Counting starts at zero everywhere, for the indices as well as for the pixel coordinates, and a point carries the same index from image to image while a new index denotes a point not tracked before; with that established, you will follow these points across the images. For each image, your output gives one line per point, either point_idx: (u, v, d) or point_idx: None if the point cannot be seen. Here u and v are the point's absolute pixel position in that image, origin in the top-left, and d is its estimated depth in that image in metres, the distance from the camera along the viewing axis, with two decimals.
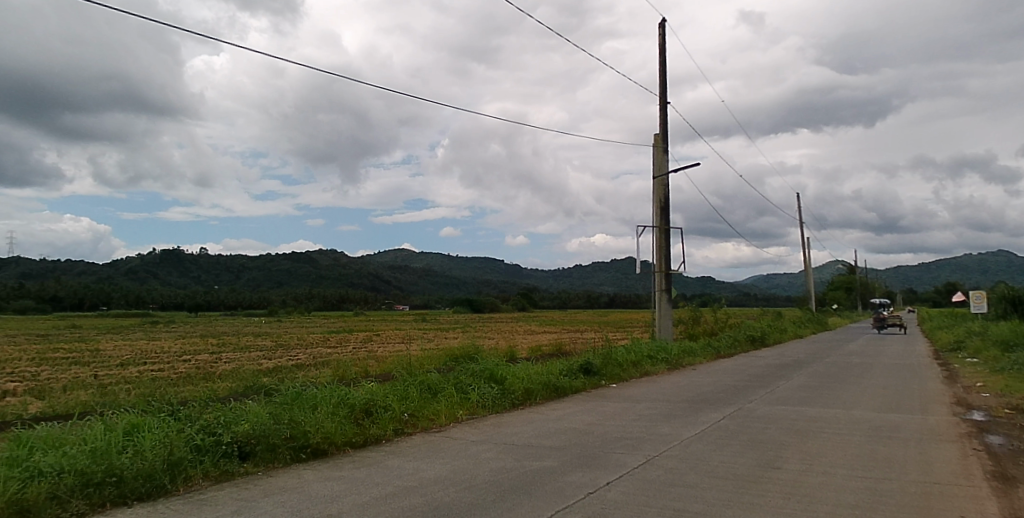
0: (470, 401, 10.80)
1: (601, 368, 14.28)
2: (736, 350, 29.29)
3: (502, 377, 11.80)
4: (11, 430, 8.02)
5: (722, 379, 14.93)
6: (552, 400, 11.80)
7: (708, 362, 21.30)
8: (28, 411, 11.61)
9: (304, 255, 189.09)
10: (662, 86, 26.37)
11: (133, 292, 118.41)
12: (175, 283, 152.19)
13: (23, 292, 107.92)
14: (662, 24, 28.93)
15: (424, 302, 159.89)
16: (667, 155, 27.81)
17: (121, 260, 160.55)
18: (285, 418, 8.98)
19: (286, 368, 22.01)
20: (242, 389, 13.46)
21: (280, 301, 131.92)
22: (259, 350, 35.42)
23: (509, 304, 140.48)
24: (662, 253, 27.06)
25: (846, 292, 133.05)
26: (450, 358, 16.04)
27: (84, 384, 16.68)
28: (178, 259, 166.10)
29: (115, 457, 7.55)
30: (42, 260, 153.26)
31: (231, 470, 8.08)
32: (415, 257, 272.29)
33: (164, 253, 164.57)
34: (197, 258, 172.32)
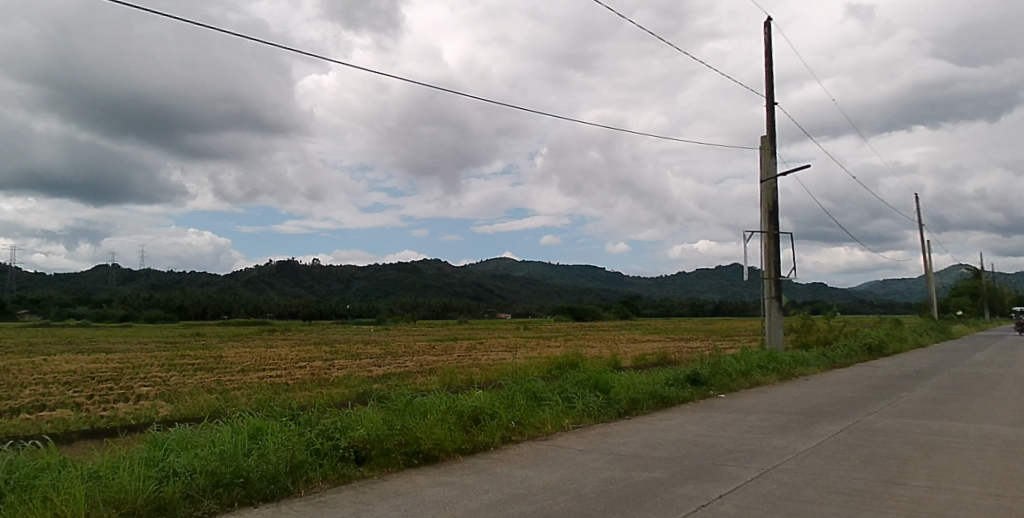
0: (577, 409, 10.63)
1: (709, 377, 13.81)
2: (851, 360, 28.07)
3: (607, 386, 11.57)
4: (150, 431, 8.73)
5: (836, 390, 14.19)
6: (658, 408, 11.48)
7: (822, 372, 20.38)
8: (160, 414, 12.40)
9: (410, 266, 196.25)
10: (770, 88, 25.67)
11: (253, 302, 125.24)
12: (290, 292, 160.24)
13: (154, 301, 117.57)
14: (769, 23, 28.12)
15: (525, 309, 161.19)
16: (776, 158, 26.95)
17: (241, 272, 172.37)
18: (397, 423, 9.21)
19: (396, 375, 22.68)
20: (354, 396, 13.94)
21: (389, 309, 136.33)
22: (369, 358, 36.72)
23: (612, 312, 139.45)
24: (771, 260, 26.25)
25: (971, 297, 123.57)
26: (554, 367, 15.97)
27: (207, 388, 17.68)
28: (293, 269, 176.23)
29: (241, 460, 8.25)
30: (170, 273, 167.53)
31: (349, 474, 8.47)
32: (517, 266, 277.37)
33: (281, 265, 175.28)
34: (311, 268, 181.85)
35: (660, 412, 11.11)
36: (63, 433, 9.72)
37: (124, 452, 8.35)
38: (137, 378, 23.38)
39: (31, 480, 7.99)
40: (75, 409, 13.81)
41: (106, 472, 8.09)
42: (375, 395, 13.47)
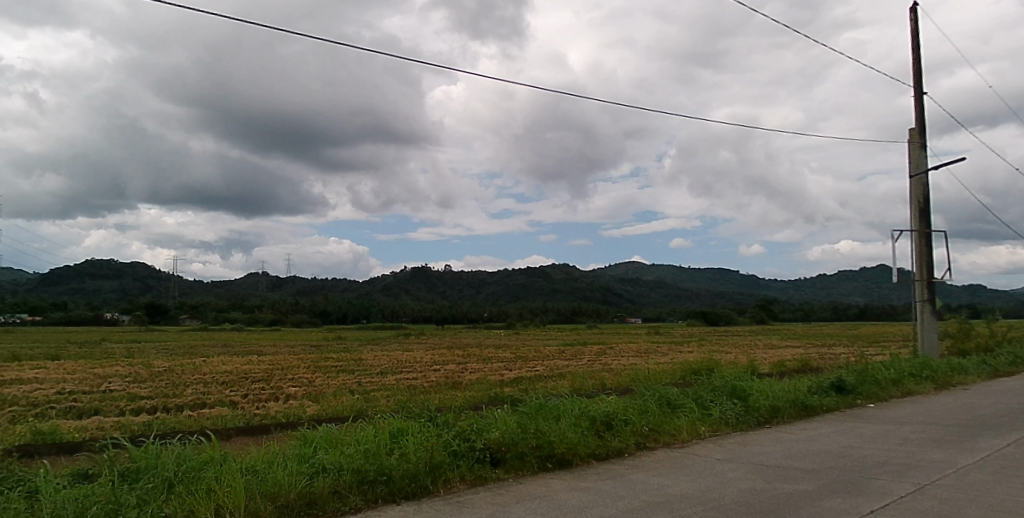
0: (713, 416, 10.34)
1: (855, 386, 13.11)
2: (1020, 368, 25.94)
3: (745, 393, 11.17)
4: (301, 429, 9.27)
5: (1003, 402, 13.06)
6: (799, 418, 10.99)
7: (982, 381, 18.93)
8: (305, 413, 13.02)
9: (540, 270, 199.65)
10: (919, 77, 24.24)
11: (390, 308, 131.04)
12: (423, 298, 169.90)
13: (301, 307, 126.61)
14: (918, 8, 26.54)
15: (657, 313, 157.93)
16: (927, 151, 25.35)
17: (379, 278, 183.94)
18: (531, 427, 9.30)
19: (526, 379, 22.89)
20: (488, 399, 14.19)
21: (519, 314, 138.20)
22: (500, 361, 37.58)
23: (747, 317, 135.25)
24: (922, 262, 24.87)
25: None
26: (688, 372, 15.65)
27: (348, 390, 18.54)
28: (426, 275, 185.19)
29: (383, 459, 8.64)
30: (314, 280, 180.92)
31: (485, 475, 8.64)
32: (647, 270, 276.77)
33: (415, 271, 185.22)
34: (444, 274, 190.00)
35: (802, 422, 10.63)
36: (222, 428, 10.37)
37: (278, 447, 8.85)
38: (287, 378, 25.02)
39: (196, 472, 8.53)
40: (233, 408, 14.77)
41: (262, 466, 8.60)
42: (509, 399, 13.63)
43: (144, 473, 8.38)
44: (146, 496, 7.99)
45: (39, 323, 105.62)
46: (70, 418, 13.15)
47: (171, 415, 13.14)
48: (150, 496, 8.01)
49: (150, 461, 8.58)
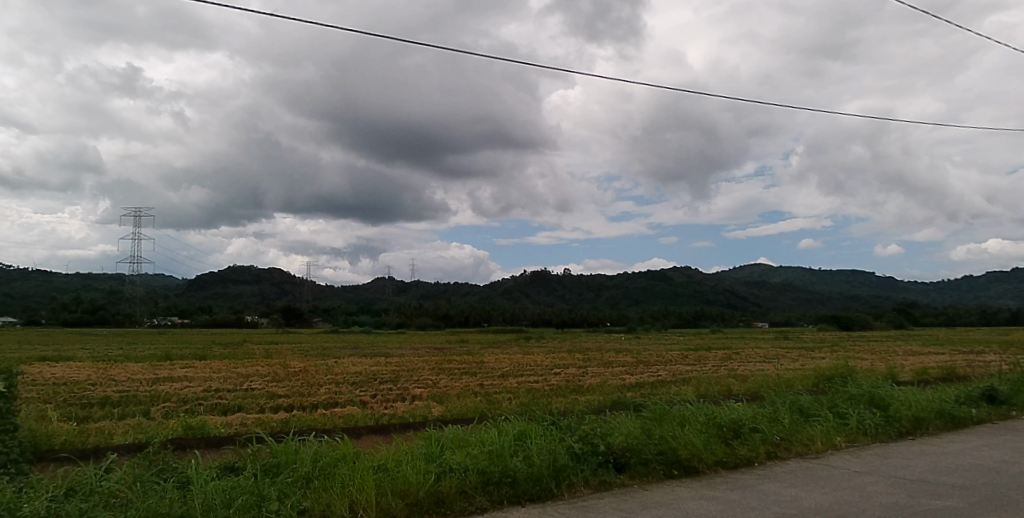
0: (849, 425, 9.96)
1: (1011, 397, 12.29)
2: None
3: (883, 402, 10.72)
4: (428, 430, 9.55)
5: None
6: (946, 429, 10.41)
7: None
8: (430, 413, 13.37)
9: (660, 273, 195.99)
10: None
11: (509, 311, 131.05)
12: (543, 301, 171.02)
13: (424, 310, 130.18)
14: None
15: (784, 317, 150.75)
16: None
17: (501, 282, 187.55)
18: (655, 433, 9.26)
19: (649, 384, 22.62)
20: (611, 403, 14.20)
21: (639, 317, 135.03)
22: (621, 365, 37.29)
23: (883, 320, 127.82)
24: None
25: None
26: (820, 380, 15.19)
27: (472, 391, 18.94)
28: (546, 279, 187.30)
29: (508, 461, 8.76)
30: (437, 285, 187.52)
31: (609, 481, 8.60)
32: (774, 272, 266.67)
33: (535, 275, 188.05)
34: (564, 278, 191.54)
35: (950, 434, 10.02)
36: (355, 427, 10.77)
37: (408, 445, 9.12)
38: (412, 379, 25.75)
39: (331, 468, 8.80)
40: (363, 407, 15.28)
41: (392, 464, 8.85)
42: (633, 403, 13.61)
43: (284, 468, 8.76)
44: (286, 491, 8.37)
45: (192, 324, 114.44)
46: (219, 413, 13.92)
47: (307, 413, 13.70)
48: (290, 490, 8.39)
49: (290, 456, 8.97)
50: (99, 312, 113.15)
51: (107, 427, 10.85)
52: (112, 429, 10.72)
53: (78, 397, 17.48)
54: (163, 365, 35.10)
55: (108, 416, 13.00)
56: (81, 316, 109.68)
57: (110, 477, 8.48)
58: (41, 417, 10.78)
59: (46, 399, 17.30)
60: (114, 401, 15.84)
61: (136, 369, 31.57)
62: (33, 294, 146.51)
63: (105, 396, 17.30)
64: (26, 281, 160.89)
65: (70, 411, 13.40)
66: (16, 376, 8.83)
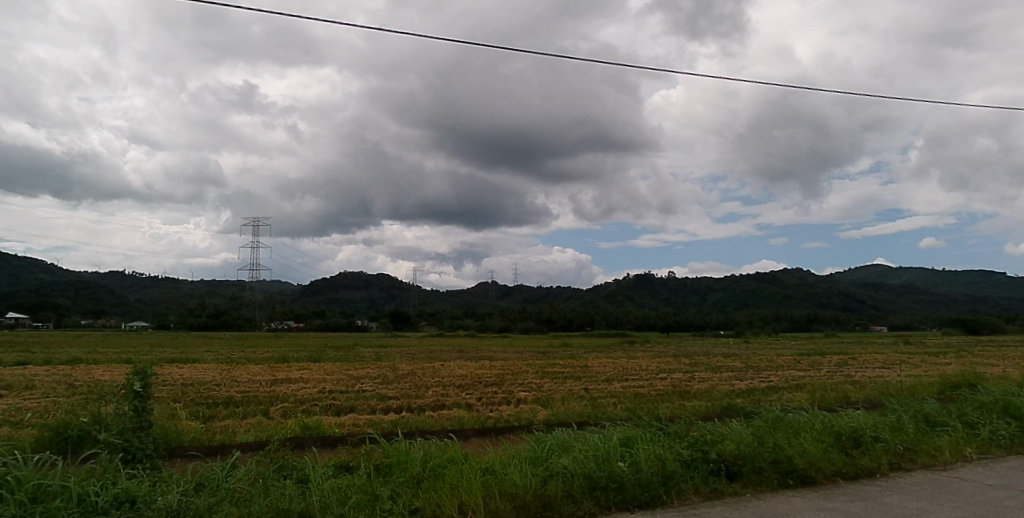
0: (980, 437, 9.49)
1: None
2: None
3: (1020, 413, 10.19)
4: (533, 433, 9.62)
5: None
6: None
7: None
8: (536, 416, 13.53)
9: (769, 277, 185.86)
10: None
11: (614, 315, 129.64)
12: (647, 305, 167.95)
13: (528, 314, 130.81)
14: None
15: (904, 321, 141.81)
16: None
17: (603, 285, 186.52)
18: (768, 441, 9.12)
19: (759, 390, 22.04)
20: (722, 410, 14.06)
21: (748, 321, 129.74)
22: (728, 370, 36.36)
23: (1019, 326, 118.25)
24: None
25: None
26: (949, 386, 14.55)
27: (578, 396, 18.98)
28: (649, 282, 184.05)
29: (614, 465, 8.71)
30: (539, 289, 189.04)
31: (720, 489, 8.43)
32: (891, 273, 251.51)
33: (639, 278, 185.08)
34: (667, 281, 187.56)
35: None
36: (461, 429, 10.94)
37: (515, 448, 9.20)
38: (516, 383, 25.91)
39: (441, 469, 8.90)
40: (468, 410, 15.50)
41: (499, 466, 8.92)
42: (745, 411, 13.45)
43: (395, 468, 8.93)
44: (397, 490, 8.56)
45: (307, 328, 119.63)
46: (332, 414, 14.43)
47: (415, 415, 14.01)
48: (402, 489, 8.58)
49: (401, 457, 9.14)
50: (222, 317, 119.94)
51: (231, 426, 11.41)
52: (236, 427, 11.24)
53: (205, 397, 18.62)
54: (282, 367, 36.94)
55: (232, 415, 13.71)
56: (206, 321, 116.64)
57: (234, 473, 8.83)
58: (172, 415, 11.49)
59: (178, 399, 18.49)
60: (236, 401, 16.76)
61: (255, 371, 33.30)
62: (167, 301, 157.90)
63: (229, 396, 18.34)
64: (159, 289, 173.86)
65: (200, 409, 14.22)
66: (149, 375, 9.35)
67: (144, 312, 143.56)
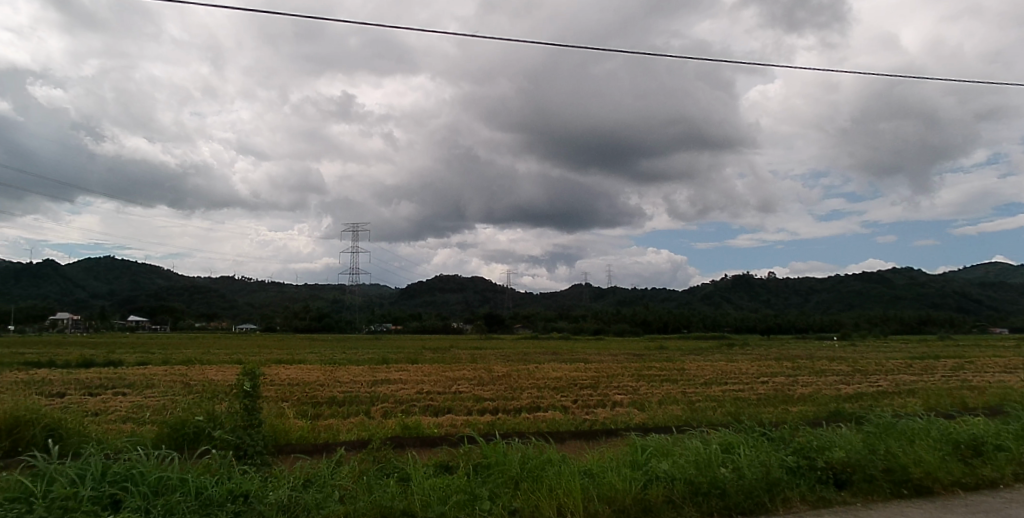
0: None
1: None
2: None
3: None
4: (631, 438, 9.62)
5: None
6: None
7: None
8: (633, 420, 13.47)
9: (875, 275, 174.76)
10: None
11: (710, 317, 125.75)
12: (747, 306, 160.73)
13: (622, 316, 129.14)
14: None
15: None
16: None
17: (699, 287, 181.58)
18: (880, 449, 8.85)
19: (867, 395, 21.16)
20: (829, 416, 13.69)
21: (853, 323, 122.78)
22: (834, 374, 34.91)
23: None
24: None
25: None
26: None
27: (674, 399, 18.74)
28: (749, 283, 175.45)
29: (716, 471, 8.53)
30: (634, 291, 187.00)
31: (829, 497, 8.16)
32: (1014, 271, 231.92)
33: (737, 279, 176.94)
34: (767, 282, 177.65)
35: None
36: (558, 432, 11.04)
37: (613, 452, 9.19)
38: (611, 386, 25.81)
39: (539, 471, 8.93)
40: (564, 412, 15.64)
41: (597, 470, 8.89)
42: (854, 417, 13.05)
43: (493, 470, 9.01)
44: (496, 491, 8.56)
45: (404, 330, 122.50)
46: (430, 414, 14.79)
47: (511, 417, 14.22)
48: (501, 490, 8.58)
49: (500, 459, 9.21)
50: (325, 319, 124.45)
51: (336, 426, 11.85)
52: (340, 427, 11.67)
53: (310, 397, 19.38)
54: (380, 368, 38.08)
55: (334, 413, 14.28)
56: (309, 323, 121.29)
57: (340, 470, 9.12)
58: (280, 414, 12.05)
59: (286, 398, 19.36)
60: (339, 401, 17.44)
61: (356, 372, 34.56)
62: (272, 305, 165.08)
63: (332, 396, 19.07)
64: (265, 292, 182.47)
65: (306, 409, 14.85)
66: (258, 376, 9.77)
67: (252, 315, 151.00)
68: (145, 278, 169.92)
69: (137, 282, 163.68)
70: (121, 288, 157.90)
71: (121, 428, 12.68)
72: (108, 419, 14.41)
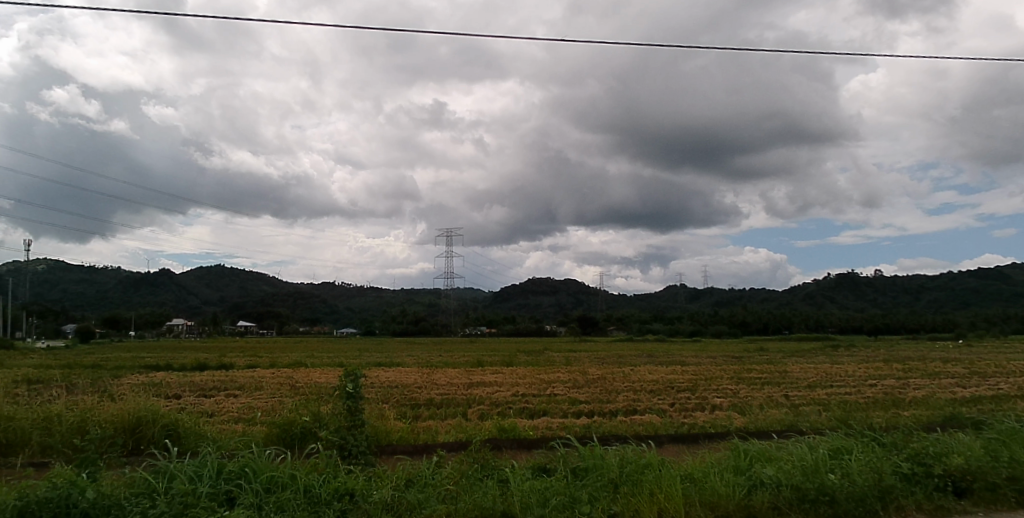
0: None
1: None
2: None
3: None
4: (732, 443, 9.47)
5: None
6: None
7: None
8: (734, 425, 13.21)
9: (994, 272, 161.92)
10: None
11: (812, 317, 120.57)
12: (852, 306, 152.55)
13: (720, 317, 125.99)
14: None
15: None
16: None
17: (801, 286, 174.06)
18: (1003, 456, 8.47)
19: (992, 399, 19.94)
20: (945, 420, 13.14)
21: (971, 323, 114.38)
22: (949, 377, 32.92)
23: None
24: None
25: None
26: None
27: (776, 403, 18.26)
28: (854, 281, 166.05)
29: (824, 477, 8.23)
30: (732, 291, 182.27)
31: (947, 506, 7.79)
32: None
33: (841, 278, 168.07)
34: (874, 280, 167.68)
35: None
36: (656, 436, 10.99)
37: (715, 457, 9.07)
38: (709, 389, 25.34)
39: (638, 475, 8.85)
40: (661, 416, 15.53)
41: (698, 475, 8.75)
42: (972, 422, 12.46)
43: (592, 472, 9.01)
44: (595, 494, 8.49)
45: (499, 333, 123.78)
46: (526, 417, 14.97)
47: (607, 420, 14.27)
48: (601, 494, 8.51)
49: (598, 462, 9.20)
50: (421, 323, 127.32)
51: (434, 427, 12.12)
52: (438, 428, 11.95)
53: (410, 398, 19.88)
54: (476, 371, 38.65)
55: (433, 416, 14.62)
56: (407, 327, 124.60)
57: (441, 469, 9.33)
58: (381, 415, 12.42)
59: (387, 400, 19.96)
60: (438, 403, 17.84)
61: (451, 374, 35.27)
62: (371, 310, 169.71)
63: (429, 398, 19.50)
64: (365, 297, 188.14)
65: (405, 411, 15.31)
66: (359, 378, 10.14)
67: (353, 320, 156.12)
68: (253, 284, 179.25)
69: (245, 288, 172.74)
70: (231, 294, 167.27)
71: (234, 429, 13.38)
72: (220, 419, 15.21)
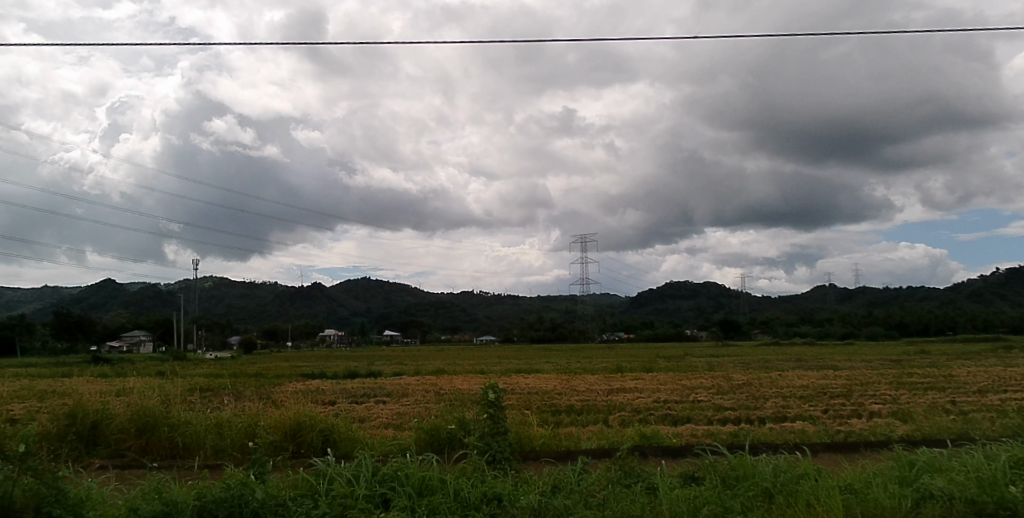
0: None
1: None
2: None
3: None
4: (893, 452, 9.00)
5: None
6: None
7: None
8: (894, 432, 12.56)
9: None
10: None
11: (982, 317, 110.93)
12: None
13: (875, 318, 118.65)
14: None
15: None
16: None
17: (965, 284, 159.83)
18: None
19: None
20: None
21: None
22: None
23: None
24: None
25: None
26: None
27: (944, 409, 17.10)
28: None
29: (1004, 490, 7.62)
30: (886, 289, 170.51)
31: None
32: None
33: (1012, 273, 152.36)
34: None
35: None
36: (808, 446, 10.58)
37: (876, 467, 8.65)
38: (865, 395, 24.04)
39: (793, 484, 8.58)
40: (812, 423, 15.04)
41: (859, 486, 8.34)
42: None
43: (742, 481, 8.80)
44: (748, 504, 8.24)
45: (637, 339, 123.30)
46: (670, 425, 14.93)
47: (756, 428, 14.03)
48: (754, 504, 8.25)
49: (749, 471, 8.99)
50: (558, 330, 129.09)
51: (577, 435, 12.25)
52: (581, 436, 12.06)
53: (550, 404, 20.26)
54: (617, 378, 38.61)
55: (573, 423, 14.82)
56: (544, 334, 126.99)
57: (586, 476, 9.42)
58: (522, 422, 12.67)
59: (526, 406, 20.41)
60: (578, 409, 18.11)
61: (590, 380, 35.52)
62: (508, 317, 172.57)
63: (568, 404, 19.74)
64: (502, 304, 191.42)
65: (547, 418, 15.65)
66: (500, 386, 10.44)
67: (491, 327, 159.61)
68: (397, 294, 188.27)
69: (390, 299, 181.53)
70: (377, 305, 176.57)
71: (385, 433, 14.17)
72: (372, 424, 16.15)
